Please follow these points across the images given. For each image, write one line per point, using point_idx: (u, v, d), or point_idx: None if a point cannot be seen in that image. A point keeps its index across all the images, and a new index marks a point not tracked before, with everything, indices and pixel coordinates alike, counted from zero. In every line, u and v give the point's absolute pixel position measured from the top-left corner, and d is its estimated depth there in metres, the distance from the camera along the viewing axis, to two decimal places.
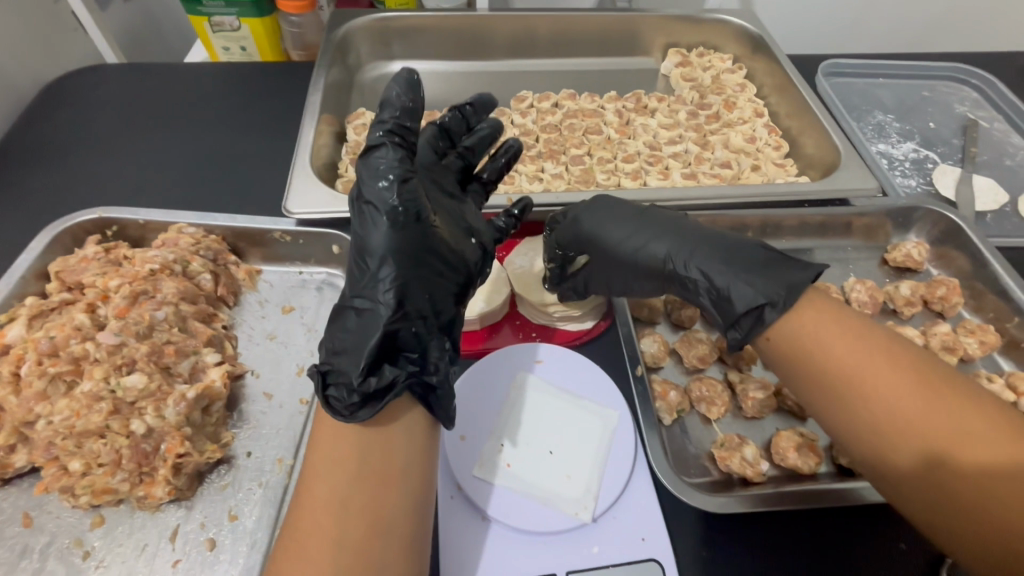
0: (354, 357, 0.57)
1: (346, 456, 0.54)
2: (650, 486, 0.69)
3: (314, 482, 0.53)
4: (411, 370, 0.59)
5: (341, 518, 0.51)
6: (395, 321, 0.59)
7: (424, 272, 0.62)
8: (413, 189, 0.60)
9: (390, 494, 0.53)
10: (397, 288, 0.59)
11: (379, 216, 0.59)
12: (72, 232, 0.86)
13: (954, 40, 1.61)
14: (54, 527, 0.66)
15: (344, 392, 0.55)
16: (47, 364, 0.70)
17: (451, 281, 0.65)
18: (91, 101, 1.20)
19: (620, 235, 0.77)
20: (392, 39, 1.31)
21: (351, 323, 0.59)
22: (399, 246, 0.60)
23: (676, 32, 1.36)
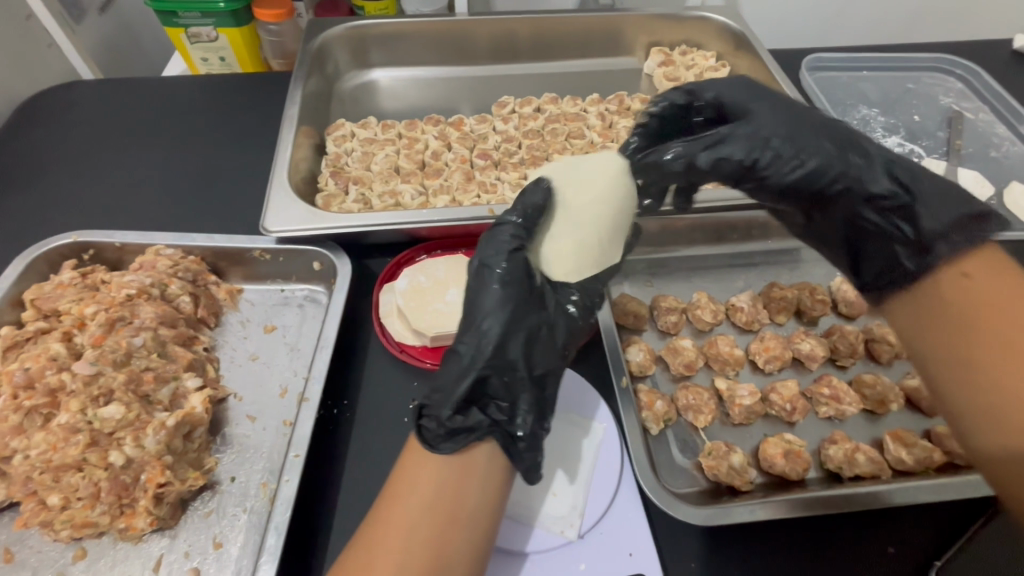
0: (447, 393, 0.59)
1: (426, 485, 0.56)
2: (637, 500, 0.69)
3: (393, 502, 0.56)
4: (497, 419, 0.60)
5: (406, 544, 0.52)
6: (487, 366, 0.60)
7: (529, 328, 0.63)
8: (520, 258, 0.65)
9: (456, 534, 0.54)
10: (496, 335, 0.61)
11: (491, 280, 0.64)
12: (47, 258, 0.85)
13: (939, 29, 1.60)
14: (35, 562, 0.65)
15: (433, 424, 0.58)
16: (23, 398, 0.69)
17: (551, 347, 0.65)
18: (66, 119, 1.18)
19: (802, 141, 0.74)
20: (372, 46, 1.29)
21: (447, 364, 0.62)
22: (506, 308, 0.62)
23: (658, 30, 1.35)
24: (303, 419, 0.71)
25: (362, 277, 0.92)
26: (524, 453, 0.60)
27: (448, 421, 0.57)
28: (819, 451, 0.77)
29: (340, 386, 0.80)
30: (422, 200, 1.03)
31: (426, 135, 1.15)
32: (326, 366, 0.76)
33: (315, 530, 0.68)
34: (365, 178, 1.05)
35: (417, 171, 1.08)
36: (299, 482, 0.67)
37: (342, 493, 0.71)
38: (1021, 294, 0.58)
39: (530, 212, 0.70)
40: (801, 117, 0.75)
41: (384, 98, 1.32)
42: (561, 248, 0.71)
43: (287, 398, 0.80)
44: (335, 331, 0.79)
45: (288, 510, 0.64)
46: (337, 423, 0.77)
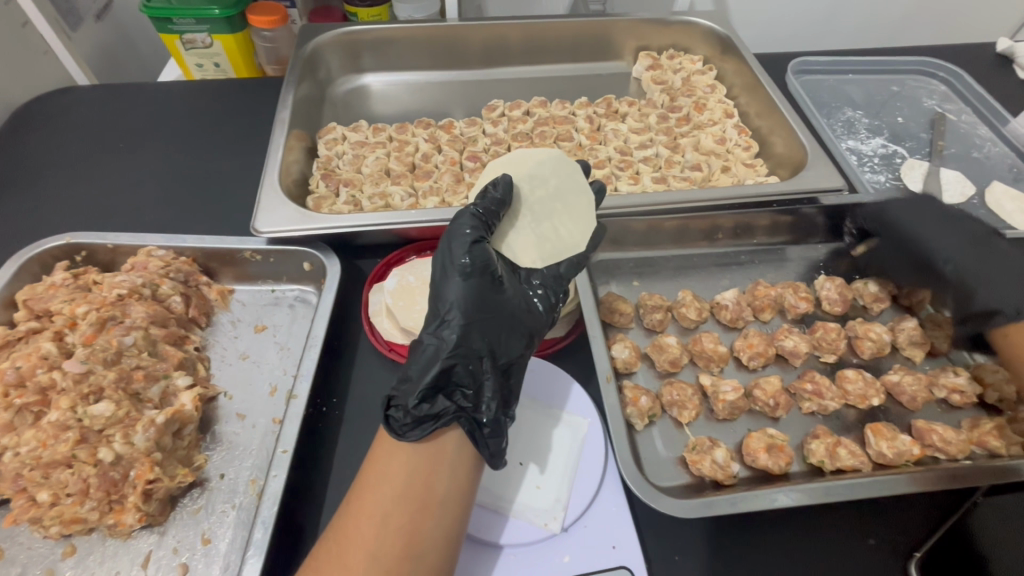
0: (415, 384, 0.59)
1: (396, 475, 0.57)
2: (620, 493, 0.70)
3: (364, 494, 0.57)
4: (463, 406, 0.60)
5: (379, 534, 0.54)
6: (453, 356, 0.60)
7: (493, 318, 0.64)
8: (484, 249, 0.66)
9: (428, 522, 0.55)
10: (461, 326, 0.62)
11: (454, 271, 0.64)
12: (40, 259, 0.86)
13: (923, 33, 1.62)
14: (25, 558, 0.66)
15: (399, 416, 0.58)
16: (15, 396, 0.70)
17: (514, 332, 0.66)
18: (60, 124, 1.20)
19: (942, 241, 0.91)
20: (364, 52, 1.31)
21: (413, 357, 0.62)
22: (469, 297, 0.63)
23: (646, 35, 1.37)
24: (292, 416, 0.72)
25: (351, 277, 0.94)
26: (489, 438, 0.60)
27: (415, 412, 0.57)
28: (802, 446, 0.78)
29: (329, 384, 0.81)
30: (412, 201, 1.04)
31: (417, 138, 1.16)
32: (314, 364, 0.77)
33: (302, 525, 0.69)
34: (356, 180, 1.06)
35: (407, 173, 1.09)
36: (287, 477, 0.67)
37: (329, 489, 0.72)
38: None
39: (498, 206, 0.70)
40: (904, 209, 0.94)
41: (376, 102, 1.34)
42: (527, 244, 0.73)
43: (276, 396, 0.81)
44: (324, 329, 0.80)
45: (275, 505, 0.65)
46: (325, 421, 0.78)
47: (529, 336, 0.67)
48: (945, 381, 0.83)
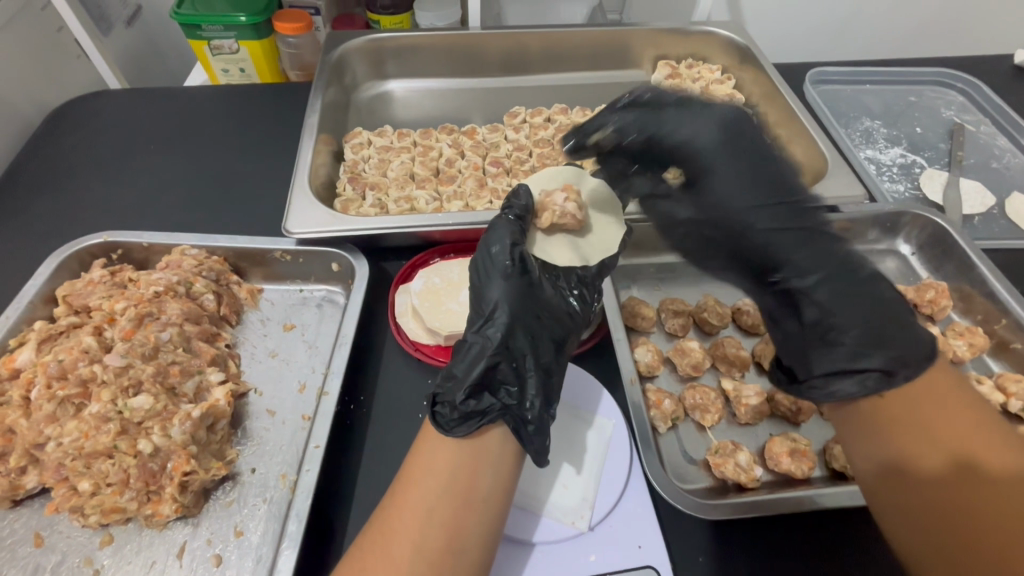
0: (462, 381, 0.61)
1: (442, 471, 0.57)
2: (645, 494, 0.71)
3: (408, 488, 0.57)
4: (509, 404, 0.61)
5: (424, 527, 0.55)
6: (498, 354, 0.62)
7: (534, 317, 0.66)
8: (522, 252, 0.70)
9: (471, 519, 0.56)
10: (504, 325, 0.64)
11: (495, 273, 0.68)
12: (79, 256, 0.89)
13: (941, 44, 1.63)
14: (64, 546, 0.67)
15: (447, 413, 0.60)
16: (57, 387, 0.72)
17: (553, 331, 0.68)
18: (95, 126, 1.23)
19: (743, 198, 0.69)
20: (388, 59, 1.34)
21: (459, 357, 0.64)
22: (512, 295, 0.66)
23: (665, 45, 1.39)
24: (323, 412, 0.74)
25: (378, 278, 0.95)
26: (533, 436, 0.61)
27: (462, 408, 0.59)
28: (824, 451, 0.79)
29: (357, 382, 0.83)
30: (436, 205, 1.06)
31: (440, 144, 1.19)
32: (344, 362, 0.79)
33: (332, 520, 0.71)
34: (381, 184, 1.08)
35: (431, 178, 1.11)
36: (319, 472, 0.69)
37: (358, 484, 0.74)
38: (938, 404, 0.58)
39: (525, 213, 0.76)
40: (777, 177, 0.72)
41: (399, 108, 1.36)
42: (563, 248, 0.78)
43: (306, 393, 0.82)
44: (353, 329, 0.82)
45: (308, 499, 0.66)
46: (353, 418, 0.79)
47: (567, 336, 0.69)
48: None
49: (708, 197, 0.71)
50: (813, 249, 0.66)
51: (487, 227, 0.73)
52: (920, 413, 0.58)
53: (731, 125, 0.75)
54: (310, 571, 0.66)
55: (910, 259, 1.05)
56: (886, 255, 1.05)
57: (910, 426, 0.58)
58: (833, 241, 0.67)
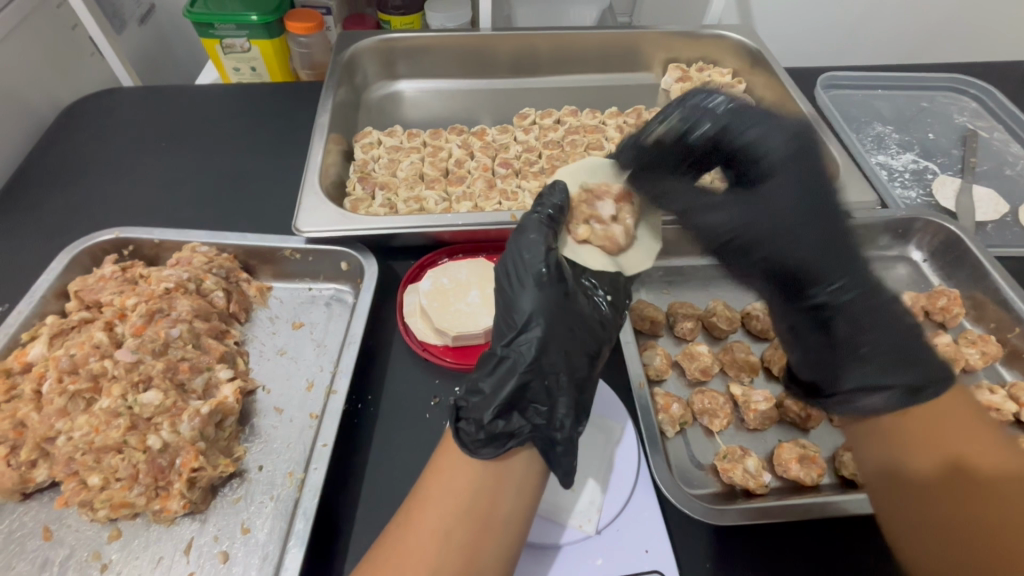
0: (491, 398, 0.60)
1: (462, 492, 0.57)
2: (654, 499, 0.70)
3: (425, 506, 0.57)
4: (537, 424, 0.62)
5: (440, 549, 0.55)
6: (530, 372, 0.61)
7: (568, 329, 0.65)
8: (556, 257, 0.67)
9: (489, 542, 0.56)
10: (537, 340, 0.62)
11: (527, 280, 0.66)
12: (91, 252, 0.90)
13: (954, 49, 1.62)
14: (73, 540, 0.68)
15: (473, 431, 0.59)
16: (68, 382, 0.73)
17: (587, 344, 0.66)
18: (108, 123, 1.24)
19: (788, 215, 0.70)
20: (398, 59, 1.34)
21: (487, 371, 0.63)
22: (545, 307, 0.64)
23: (676, 48, 1.39)
24: (331, 411, 0.74)
25: (386, 278, 0.96)
26: (561, 457, 0.62)
27: (490, 428, 0.59)
28: (833, 458, 0.78)
29: (365, 382, 0.83)
30: (445, 205, 1.06)
31: (450, 144, 1.19)
32: (352, 361, 0.79)
33: (338, 518, 0.71)
34: (391, 184, 1.08)
35: (441, 178, 1.11)
36: (327, 471, 0.69)
37: (365, 483, 0.74)
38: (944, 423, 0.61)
39: (559, 214, 0.73)
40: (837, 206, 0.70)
41: (409, 108, 1.36)
42: (595, 249, 0.75)
43: (313, 392, 0.82)
44: (361, 328, 0.82)
45: (316, 497, 0.66)
46: (360, 417, 0.79)
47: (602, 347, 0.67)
48: (980, 398, 0.82)
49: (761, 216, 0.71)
50: (852, 270, 0.67)
51: (518, 227, 0.71)
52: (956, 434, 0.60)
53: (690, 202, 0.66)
54: (315, 571, 0.66)
55: (921, 266, 1.04)
56: (897, 262, 1.04)
57: (937, 440, 0.60)
58: (865, 261, 0.68)
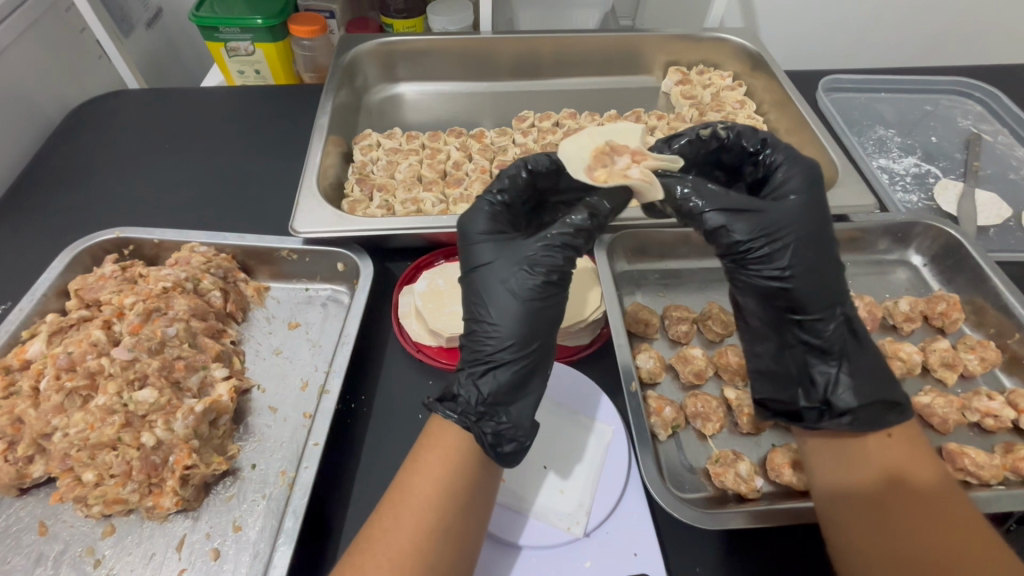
0: (490, 382, 0.65)
1: (454, 485, 0.59)
2: (643, 502, 0.70)
3: (410, 498, 0.58)
4: (481, 419, 0.63)
5: (432, 543, 0.55)
6: (464, 382, 0.66)
7: (491, 323, 0.67)
8: (490, 254, 0.69)
9: (473, 522, 0.59)
10: (469, 352, 0.67)
11: (468, 284, 0.70)
12: (92, 251, 0.91)
13: (961, 52, 1.60)
14: (67, 536, 0.69)
15: (463, 408, 0.63)
16: (65, 379, 0.74)
17: (516, 323, 0.66)
18: (113, 124, 1.26)
19: (791, 219, 0.69)
20: (399, 62, 1.35)
21: (488, 336, 0.66)
22: (476, 313, 0.68)
23: (676, 50, 1.39)
24: (323, 410, 0.74)
25: (383, 279, 0.96)
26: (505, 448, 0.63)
27: (483, 405, 0.64)
28: None
29: (359, 382, 0.84)
30: (442, 207, 1.06)
31: (449, 146, 1.19)
32: (345, 361, 0.79)
33: (329, 517, 0.71)
34: (389, 186, 1.09)
35: (438, 180, 1.12)
36: (317, 470, 0.70)
37: (356, 482, 0.74)
38: (923, 466, 0.61)
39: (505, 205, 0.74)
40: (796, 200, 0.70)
41: (409, 111, 1.37)
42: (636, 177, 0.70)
43: (308, 391, 0.83)
44: (356, 328, 0.83)
45: (305, 496, 0.67)
46: (354, 417, 0.80)
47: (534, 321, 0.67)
48: (978, 405, 0.81)
49: (798, 234, 0.68)
50: (827, 268, 0.70)
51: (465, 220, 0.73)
52: (923, 466, 0.61)
53: (801, 181, 0.71)
54: (304, 569, 0.67)
55: (922, 271, 1.03)
56: (897, 266, 1.04)
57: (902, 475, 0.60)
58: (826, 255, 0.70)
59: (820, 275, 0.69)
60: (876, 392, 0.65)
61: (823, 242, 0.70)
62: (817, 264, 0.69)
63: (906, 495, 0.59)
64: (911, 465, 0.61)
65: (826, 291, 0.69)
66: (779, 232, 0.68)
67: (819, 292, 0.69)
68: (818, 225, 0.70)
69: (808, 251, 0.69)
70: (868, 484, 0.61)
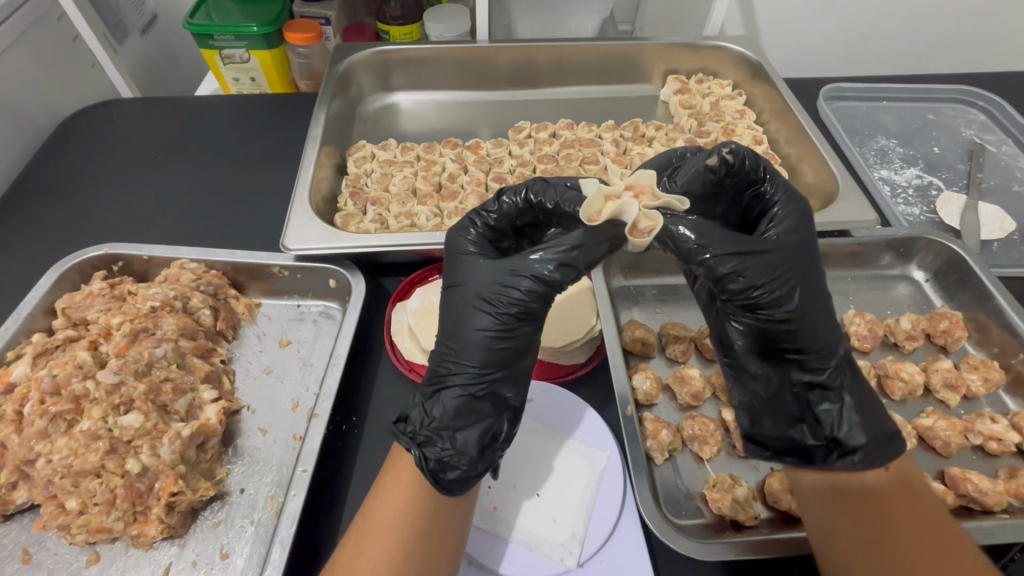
0: (444, 406, 0.62)
1: (417, 509, 0.58)
2: (638, 530, 0.69)
3: (373, 519, 0.58)
4: (433, 445, 0.60)
5: (398, 568, 0.55)
6: (427, 403, 0.64)
7: (459, 347, 0.64)
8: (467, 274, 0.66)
9: (439, 543, 0.58)
10: (437, 372, 0.65)
11: (447, 303, 0.67)
12: (80, 268, 0.90)
13: (964, 59, 1.58)
14: (51, 564, 0.67)
15: (414, 431, 0.62)
16: (50, 403, 0.72)
17: (479, 353, 0.63)
18: (105, 135, 1.24)
19: (796, 259, 0.66)
20: (394, 71, 1.34)
21: (451, 357, 0.64)
22: (448, 334, 0.66)
23: (675, 59, 1.37)
24: (312, 433, 0.73)
25: (376, 295, 0.95)
26: (454, 479, 0.60)
27: (432, 430, 0.61)
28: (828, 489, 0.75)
29: (350, 403, 0.82)
30: (437, 221, 1.05)
31: (444, 158, 1.18)
32: (336, 383, 0.78)
33: (318, 544, 0.70)
34: (383, 199, 1.08)
35: (433, 193, 1.10)
36: (306, 497, 0.68)
37: (346, 507, 0.73)
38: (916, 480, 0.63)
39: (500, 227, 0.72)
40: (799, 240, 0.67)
41: (405, 120, 1.36)
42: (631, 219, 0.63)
43: (298, 412, 0.82)
44: (347, 348, 0.82)
45: (293, 525, 0.65)
46: (345, 439, 0.79)
47: (499, 353, 0.64)
48: (981, 428, 0.80)
49: (803, 276, 0.66)
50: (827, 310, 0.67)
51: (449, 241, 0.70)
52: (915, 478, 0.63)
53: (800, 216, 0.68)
54: None
55: (924, 286, 1.01)
56: (898, 281, 1.02)
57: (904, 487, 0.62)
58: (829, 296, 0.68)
59: (824, 317, 0.67)
60: (876, 424, 0.65)
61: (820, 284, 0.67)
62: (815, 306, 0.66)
63: (909, 503, 0.60)
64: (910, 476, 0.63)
65: (823, 335, 0.66)
66: (782, 272, 0.65)
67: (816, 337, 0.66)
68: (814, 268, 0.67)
69: (813, 293, 0.66)
70: (871, 484, 0.62)
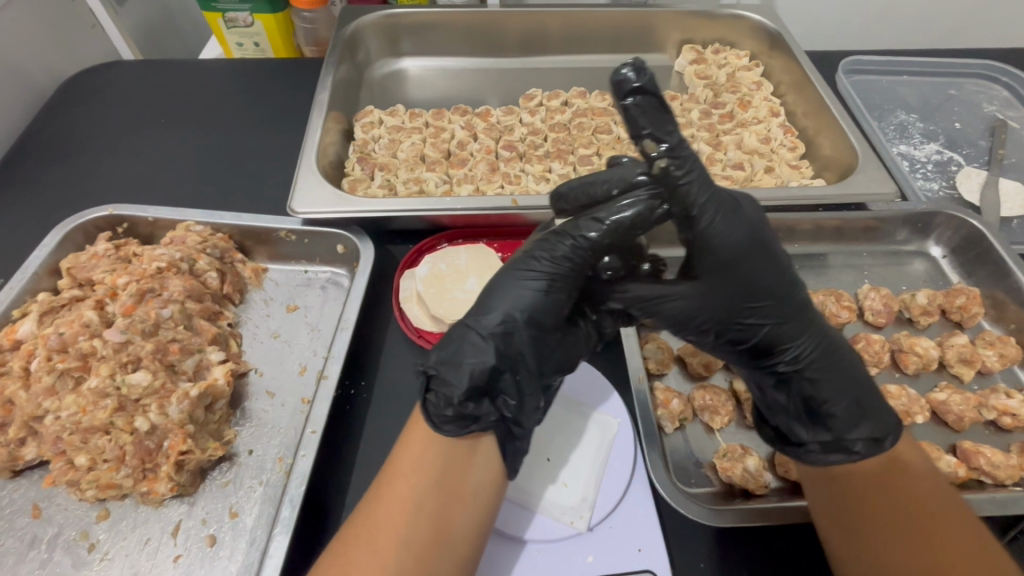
0: (459, 341, 0.60)
1: (432, 462, 0.58)
2: (648, 496, 0.68)
3: (395, 481, 0.58)
4: (443, 392, 0.57)
5: (411, 521, 0.55)
6: (450, 346, 0.60)
7: (500, 309, 0.62)
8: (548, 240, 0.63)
9: (459, 513, 0.57)
10: (471, 317, 0.62)
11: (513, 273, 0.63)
12: (84, 228, 0.88)
13: (989, 33, 1.53)
14: (61, 519, 0.68)
15: (430, 372, 0.59)
16: (56, 360, 0.72)
17: (518, 322, 0.61)
18: (107, 97, 1.22)
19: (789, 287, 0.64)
20: (403, 36, 1.30)
21: (482, 309, 0.62)
22: (496, 290, 0.63)
23: (691, 28, 1.33)
24: (321, 396, 0.72)
25: (384, 262, 0.93)
26: (451, 424, 0.57)
27: (445, 375, 0.58)
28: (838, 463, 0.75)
29: (358, 367, 0.82)
30: (446, 188, 1.03)
31: (453, 125, 1.15)
32: (345, 346, 0.77)
33: (327, 505, 0.70)
34: (391, 165, 1.06)
35: (442, 160, 1.08)
36: (315, 457, 0.68)
37: (355, 469, 0.72)
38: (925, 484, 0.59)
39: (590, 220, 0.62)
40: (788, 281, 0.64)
41: (412, 87, 1.32)
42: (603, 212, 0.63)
43: (306, 376, 0.81)
44: (355, 313, 0.81)
45: (303, 484, 0.65)
46: (353, 403, 0.78)
47: (528, 330, 0.61)
48: (995, 403, 0.79)
49: (795, 302, 0.64)
50: (818, 335, 0.64)
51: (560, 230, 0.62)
52: (922, 478, 0.59)
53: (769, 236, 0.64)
54: (299, 559, 0.65)
55: (941, 262, 0.99)
56: (914, 257, 1.00)
57: (901, 487, 0.58)
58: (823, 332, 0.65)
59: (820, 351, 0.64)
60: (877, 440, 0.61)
61: (791, 276, 0.64)
62: (777, 303, 0.63)
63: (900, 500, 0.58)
64: (914, 478, 0.59)
65: (831, 368, 0.64)
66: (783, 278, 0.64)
67: (779, 334, 0.64)
68: (775, 254, 0.64)
69: (801, 316, 0.64)
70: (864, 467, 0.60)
